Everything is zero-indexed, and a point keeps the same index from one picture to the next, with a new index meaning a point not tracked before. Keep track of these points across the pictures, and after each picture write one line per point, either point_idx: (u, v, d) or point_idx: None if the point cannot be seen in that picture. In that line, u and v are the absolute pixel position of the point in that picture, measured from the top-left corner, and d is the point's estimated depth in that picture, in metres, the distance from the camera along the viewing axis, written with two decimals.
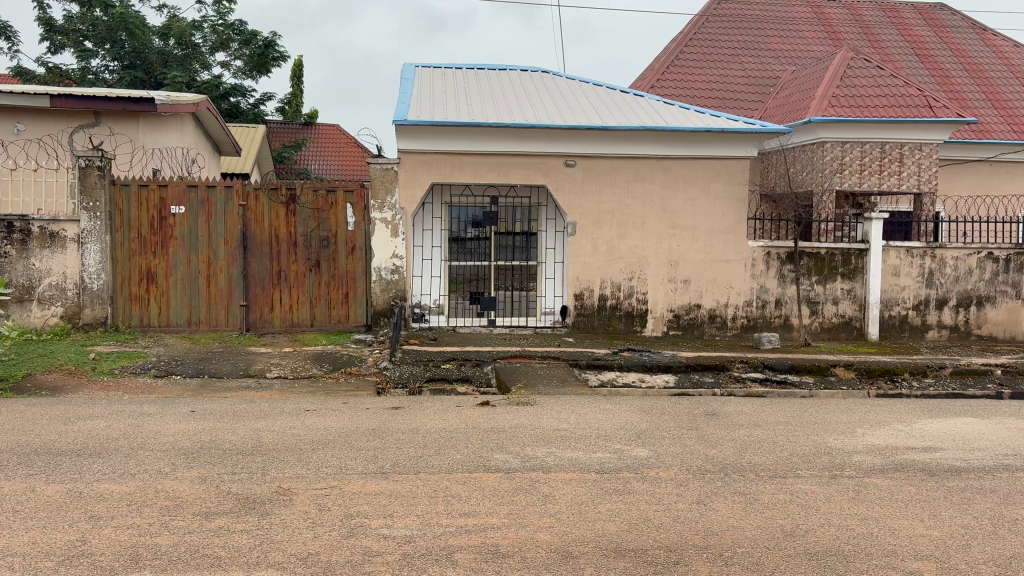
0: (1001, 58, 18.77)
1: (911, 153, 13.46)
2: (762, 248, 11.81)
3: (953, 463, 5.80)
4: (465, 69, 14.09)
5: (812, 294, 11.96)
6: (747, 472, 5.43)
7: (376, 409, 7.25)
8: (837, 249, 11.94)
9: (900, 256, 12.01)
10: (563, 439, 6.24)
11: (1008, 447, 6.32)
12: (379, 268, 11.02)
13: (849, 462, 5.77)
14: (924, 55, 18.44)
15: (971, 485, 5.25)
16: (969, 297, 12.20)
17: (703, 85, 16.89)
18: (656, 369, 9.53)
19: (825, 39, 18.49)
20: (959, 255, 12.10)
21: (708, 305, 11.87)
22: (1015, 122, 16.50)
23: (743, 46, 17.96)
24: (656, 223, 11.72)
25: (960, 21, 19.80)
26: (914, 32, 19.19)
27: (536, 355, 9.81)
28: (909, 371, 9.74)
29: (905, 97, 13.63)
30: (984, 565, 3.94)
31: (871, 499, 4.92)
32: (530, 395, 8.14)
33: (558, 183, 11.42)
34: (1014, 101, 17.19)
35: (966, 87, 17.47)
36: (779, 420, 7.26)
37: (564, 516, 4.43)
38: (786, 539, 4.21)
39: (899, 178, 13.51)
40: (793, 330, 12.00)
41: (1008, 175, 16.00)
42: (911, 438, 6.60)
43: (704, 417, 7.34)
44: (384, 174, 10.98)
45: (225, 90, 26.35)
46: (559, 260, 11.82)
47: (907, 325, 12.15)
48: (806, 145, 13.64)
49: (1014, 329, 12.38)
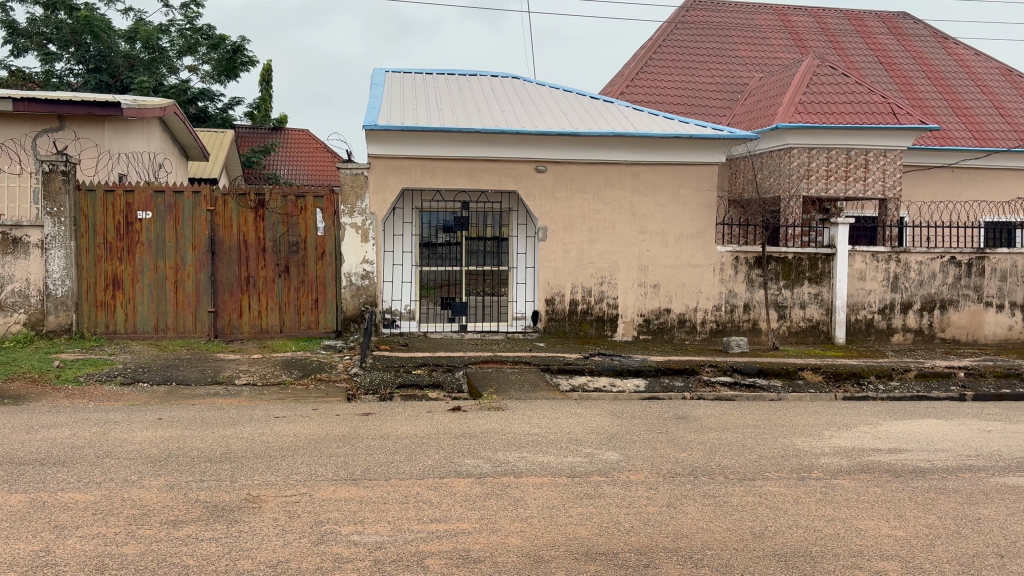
0: (962, 66, 19.13)
1: (876, 159, 13.69)
2: (731, 252, 11.94)
3: (918, 464, 5.89)
4: (435, 74, 14.07)
5: (779, 299, 12.09)
6: (717, 475, 5.49)
7: (347, 416, 7.20)
8: (805, 254, 12.08)
9: (866, 261, 12.19)
10: (535, 443, 6.25)
11: (971, 448, 6.43)
12: (350, 273, 10.99)
13: (817, 464, 5.85)
14: (888, 62, 18.76)
15: (936, 485, 5.34)
16: (933, 300, 12.42)
17: (673, 92, 17.03)
18: (626, 372, 9.59)
19: (792, 46, 18.74)
20: (923, 259, 12.31)
21: (678, 309, 11.95)
22: (976, 129, 16.83)
23: (710, 53, 18.15)
24: (626, 228, 11.78)
25: (923, 30, 20.18)
26: (877, 40, 19.52)
27: (507, 360, 9.81)
28: (874, 374, 9.90)
29: (869, 104, 13.87)
30: (949, 564, 4.01)
31: (838, 500, 4.98)
32: (501, 400, 8.13)
33: (529, 188, 11.45)
34: (975, 109, 17.54)
35: (929, 95, 17.81)
36: (747, 423, 7.34)
37: (535, 521, 4.44)
38: (755, 541, 4.25)
39: (865, 184, 13.69)
40: (762, 334, 12.12)
41: (969, 181, 16.31)
42: (876, 439, 6.70)
43: (674, 420, 7.40)
44: (354, 179, 10.94)
45: (193, 95, 26.15)
46: (531, 264, 11.82)
47: (873, 328, 12.31)
48: (773, 151, 13.83)
49: (977, 332, 12.60)
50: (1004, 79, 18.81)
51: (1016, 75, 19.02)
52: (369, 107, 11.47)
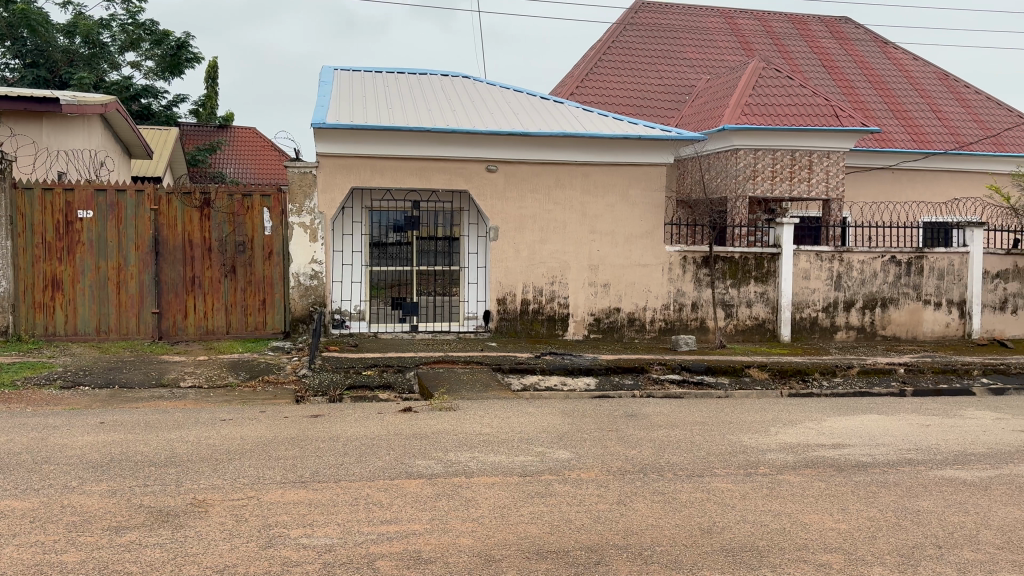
0: (902, 70, 19.64)
1: (819, 161, 13.95)
2: (680, 252, 12.08)
3: (860, 458, 6.04)
4: (384, 73, 13.97)
5: (726, 297, 12.27)
6: (666, 471, 5.55)
7: (296, 418, 7.10)
8: (751, 253, 12.29)
9: (810, 260, 12.44)
10: (486, 443, 6.25)
11: (910, 442, 6.61)
12: (298, 273, 10.83)
13: (763, 459, 5.95)
14: (830, 66, 19.17)
15: (877, 479, 5.48)
16: (874, 299, 12.73)
17: (622, 93, 17.18)
18: (577, 371, 9.64)
19: (739, 49, 19.03)
20: (865, 259, 12.62)
21: (628, 308, 12.06)
22: (915, 131, 17.29)
23: (659, 55, 18.34)
24: (576, 228, 11.85)
25: (864, 35, 20.66)
26: (820, 44, 19.94)
27: (459, 360, 9.79)
28: (818, 371, 10.11)
29: (813, 106, 14.17)
30: (889, 556, 4.11)
31: (784, 495, 5.08)
32: (452, 400, 8.12)
33: (480, 188, 11.44)
34: (913, 112, 18.03)
35: (870, 98, 18.25)
36: (695, 420, 7.44)
37: (486, 520, 4.44)
38: (704, 537, 4.31)
39: (808, 185, 13.97)
40: (709, 332, 12.30)
41: (908, 182, 16.76)
42: (820, 435, 6.85)
43: (624, 418, 7.46)
44: (302, 178, 10.81)
45: (136, 91, 25.57)
46: (481, 265, 11.83)
47: (817, 326, 12.58)
48: (720, 152, 14.02)
49: (916, 329, 12.94)
50: (941, 83, 19.35)
51: (952, 79, 19.57)
52: (317, 105, 11.34)
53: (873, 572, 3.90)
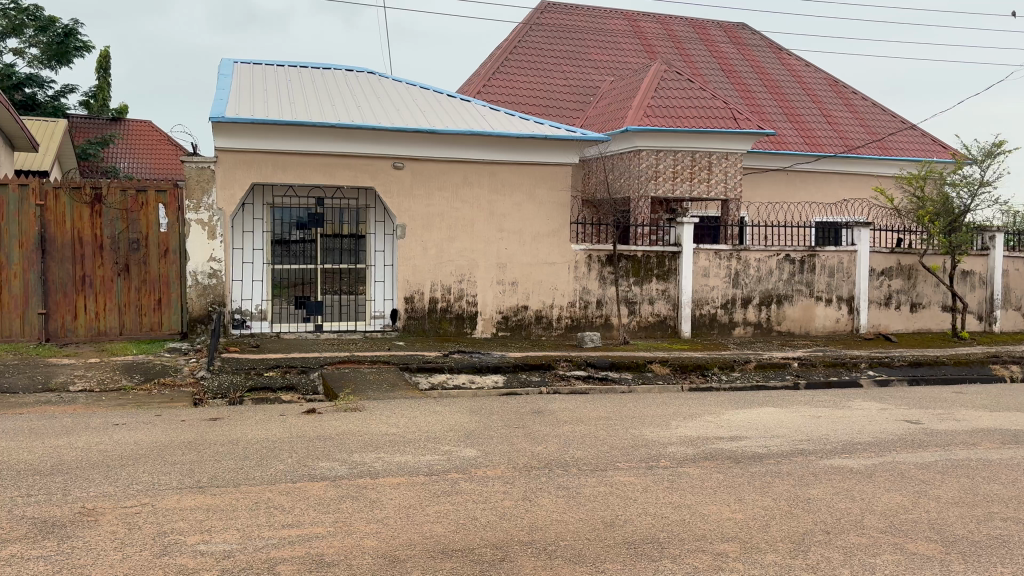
0: (795, 75, 20.44)
1: (718, 162, 14.39)
2: (585, 251, 12.26)
3: (756, 449, 6.26)
4: (287, 67, 13.68)
5: (630, 295, 12.52)
6: (571, 467, 5.63)
7: (193, 421, 6.88)
8: (653, 252, 12.57)
9: (710, 259, 12.82)
10: (392, 443, 6.20)
11: (803, 433, 6.89)
12: (196, 272, 10.49)
13: (664, 453, 6.10)
14: (729, 70, 19.79)
15: (771, 469, 5.69)
16: (769, 295, 13.21)
17: (528, 93, 17.31)
18: (485, 369, 9.66)
19: (642, 52, 19.44)
20: (760, 257, 13.08)
21: (535, 306, 12.16)
22: (807, 135, 18.03)
23: (565, 55, 18.56)
24: (484, 226, 11.87)
25: (760, 41, 21.41)
26: (719, 49, 20.56)
27: (365, 360, 9.67)
28: (717, 366, 10.43)
29: (711, 109, 14.60)
30: (782, 543, 4.28)
31: (684, 487, 5.22)
32: (357, 400, 8.02)
33: (386, 185, 11.32)
34: (806, 116, 18.79)
35: (765, 102, 18.93)
36: (600, 415, 7.57)
37: (391, 521, 4.40)
38: (606, 530, 4.39)
39: (708, 186, 14.37)
40: (614, 329, 12.51)
41: (802, 184, 17.47)
42: (718, 427, 7.07)
43: (530, 415, 7.52)
44: (200, 173, 10.47)
45: (19, 80, 24.27)
46: (388, 263, 11.70)
47: (716, 322, 12.97)
48: (623, 153, 14.33)
49: (808, 324, 13.49)
50: (831, 89, 20.22)
51: (841, 86, 20.47)
52: (216, 98, 11.02)
53: (766, 559, 4.05)
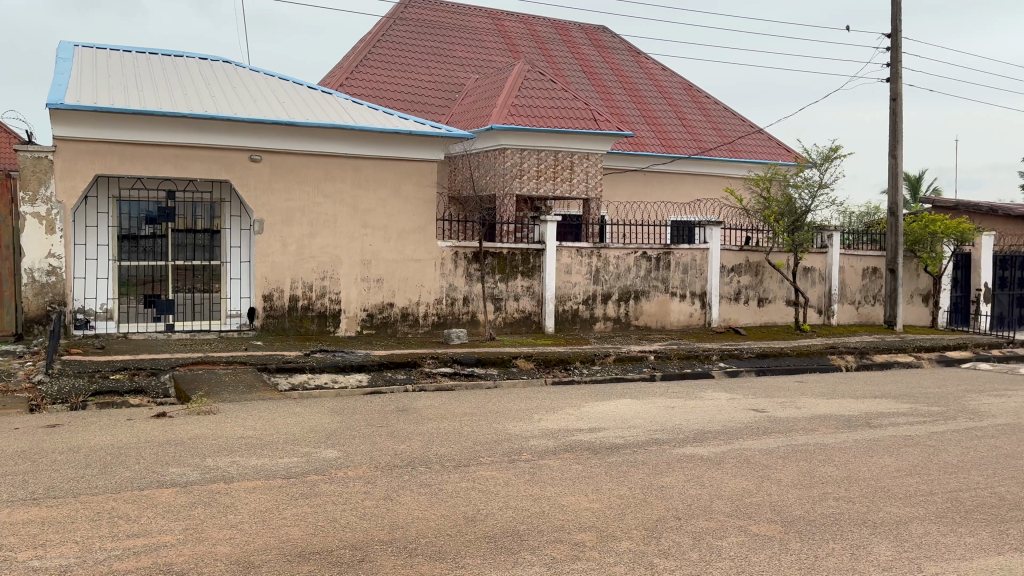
0: (652, 79, 21.19)
1: (580, 161, 14.74)
2: (450, 247, 12.26)
3: (613, 440, 6.46)
4: (134, 53, 12.98)
5: (495, 292, 12.63)
6: (433, 464, 5.62)
7: (28, 430, 6.42)
8: (518, 249, 12.74)
9: (572, 256, 13.12)
10: (248, 446, 6.00)
11: (658, 423, 7.17)
12: (32, 269, 9.90)
13: (526, 446, 6.20)
14: (589, 72, 20.29)
15: (628, 459, 5.89)
16: (629, 291, 13.65)
17: (392, 88, 17.15)
18: (348, 368, 9.50)
19: (506, 51, 19.62)
20: (620, 254, 13.50)
21: (400, 304, 12.07)
22: (664, 137, 18.74)
23: (429, 51, 18.49)
24: (346, 222, 11.67)
25: (619, 44, 22.05)
26: (580, 50, 21.03)
27: (221, 360, 9.31)
28: (580, 360, 10.68)
29: (573, 109, 14.94)
30: (636, 530, 4.44)
31: (544, 479, 5.32)
32: (211, 403, 7.71)
33: (242, 179, 10.94)
34: (662, 119, 19.52)
35: (624, 104, 19.53)
36: (463, 412, 7.60)
37: (246, 526, 4.26)
38: (467, 525, 4.42)
39: (571, 184, 14.70)
40: (479, 326, 12.58)
41: (659, 184, 18.16)
42: (579, 420, 7.25)
43: (394, 413, 7.47)
44: (36, 163, 9.86)
45: None
46: (245, 260, 11.30)
47: (578, 318, 13.28)
48: (488, 151, 14.44)
49: (665, 319, 14.04)
50: (686, 93, 21.08)
51: (695, 90, 21.39)
52: (55, 84, 10.34)
53: (621, 546, 4.19)
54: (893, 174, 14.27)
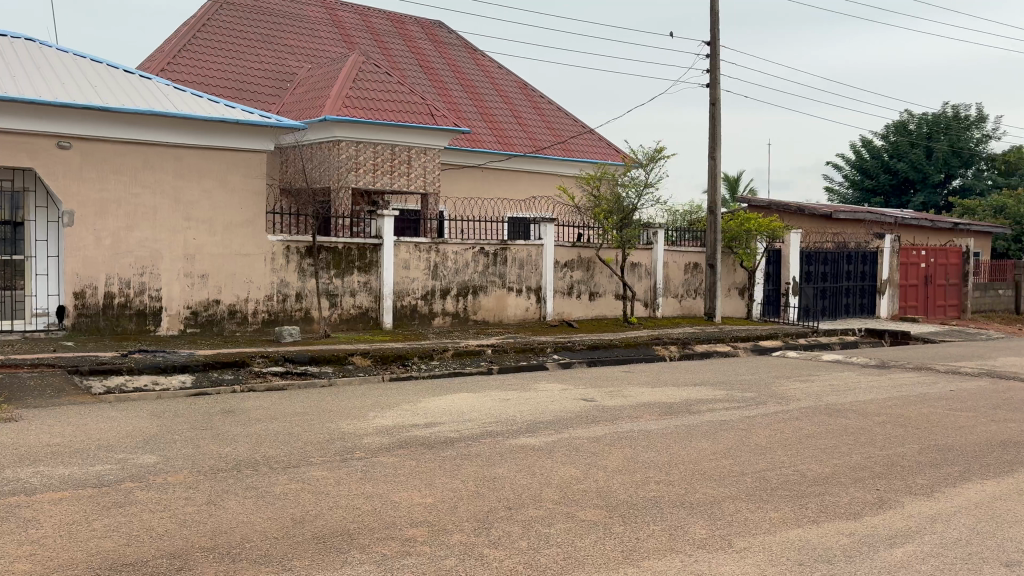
0: (488, 76, 21.42)
1: (417, 156, 14.69)
2: (282, 242, 11.89)
3: (448, 435, 6.49)
4: None
5: (330, 288, 12.36)
6: (260, 466, 5.44)
7: None
8: (354, 244, 12.53)
9: (409, 251, 13.04)
10: (55, 455, 5.57)
11: (492, 416, 7.27)
12: None
13: (360, 444, 6.11)
14: (426, 67, 20.24)
15: (462, 453, 5.93)
16: (466, 287, 13.74)
17: (219, 75, 16.41)
18: (171, 369, 9.01)
19: (340, 42, 19.23)
20: (457, 250, 13.57)
21: (228, 301, 11.57)
22: (500, 134, 18.99)
23: (259, 38, 17.82)
24: (168, 215, 11.08)
25: (455, 40, 22.13)
26: (417, 45, 20.94)
27: (25, 364, 8.58)
28: (416, 355, 10.65)
29: (409, 104, 14.86)
30: (467, 522, 4.48)
31: (377, 477, 5.27)
32: (14, 410, 7.10)
33: (50, 166, 10.14)
34: (498, 115, 19.78)
35: (461, 100, 19.63)
36: (296, 411, 7.40)
37: (50, 541, 3.96)
38: (295, 527, 4.31)
39: (407, 179, 14.61)
40: (314, 323, 12.26)
41: (495, 180, 18.41)
42: (414, 416, 7.23)
43: (221, 415, 7.16)
44: None
45: None
46: (52, 254, 10.52)
47: (415, 313, 13.23)
48: (322, 143, 14.11)
49: (501, 313, 14.23)
50: (521, 92, 21.45)
51: (530, 88, 21.81)
52: None
53: (452, 539, 4.22)
54: (712, 175, 15.14)
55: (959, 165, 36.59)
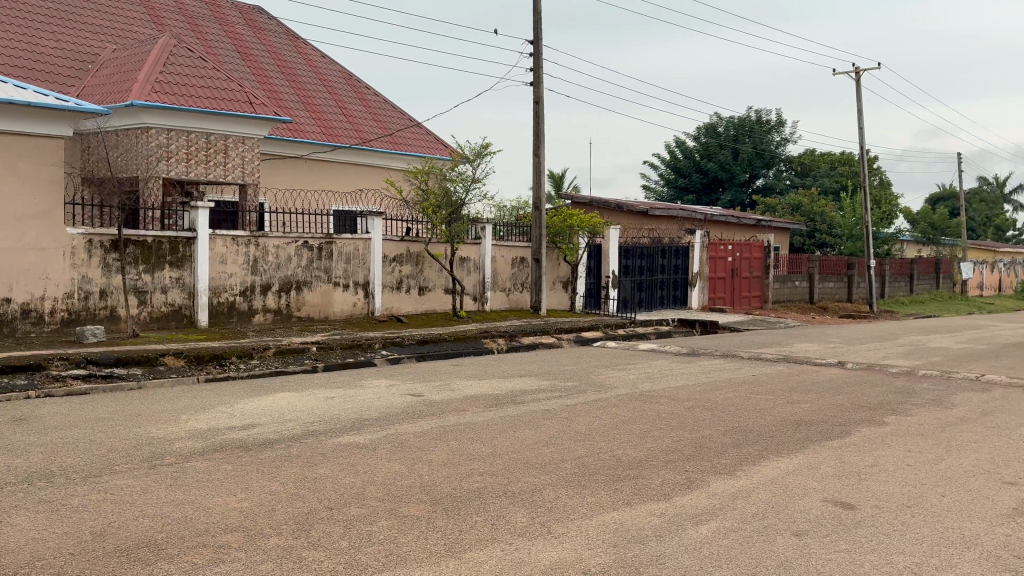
0: (311, 65, 20.85)
1: (235, 145, 14.09)
2: (83, 235, 11.05)
3: (267, 436, 6.26)
4: None
5: (139, 284, 11.61)
6: (55, 478, 5.02)
7: None
8: (165, 237, 11.84)
9: (227, 245, 12.49)
10: None
11: (314, 415, 7.08)
12: None
13: (170, 450, 5.78)
14: (244, 53, 19.42)
15: (281, 454, 5.74)
16: (289, 282, 13.32)
17: (8, 53, 15.00)
18: None
19: (150, 22, 18.08)
20: (279, 243, 13.14)
21: (21, 299, 10.61)
22: (323, 125, 18.55)
23: (55, 14, 16.44)
24: None
25: (276, 26, 21.38)
26: (234, 29, 20.05)
27: None
28: (235, 354, 10.21)
29: (224, 91, 14.23)
30: (286, 525, 4.34)
31: (187, 483, 5.00)
32: None
33: None
34: (322, 106, 19.30)
35: (282, 89, 19.00)
36: (99, 417, 6.90)
37: None
38: (94, 541, 4.01)
39: (225, 169, 13.97)
40: (121, 322, 11.48)
41: (319, 172, 17.98)
42: (231, 418, 6.92)
43: (11, 424, 6.55)
44: None
45: None
46: None
47: (235, 310, 12.69)
48: (129, 129, 13.23)
49: (327, 309, 13.92)
50: (346, 82, 21.02)
51: (355, 80, 21.43)
52: None
53: (268, 543, 4.07)
54: (537, 171, 15.49)
55: (762, 166, 39.56)
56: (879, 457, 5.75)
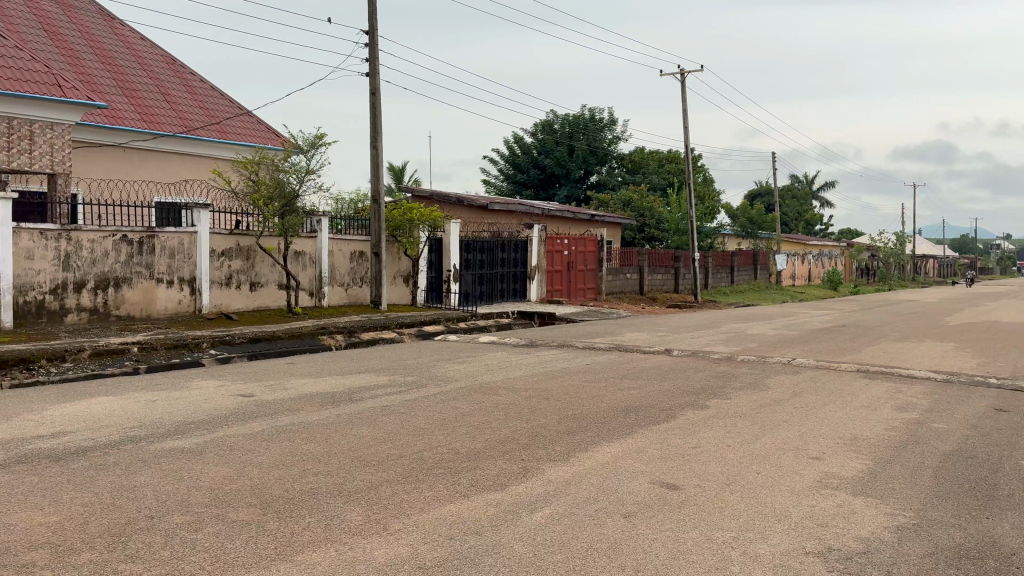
0: (129, 48, 19.59)
1: (42, 131, 13.02)
2: None
3: (80, 444, 5.83)
4: None
5: None
6: None
7: None
8: None
9: (34, 239, 11.55)
10: None
11: (135, 420, 6.67)
12: None
13: None
14: (53, 32, 17.98)
15: (96, 463, 5.36)
16: (106, 279, 12.48)
17: None
18: None
19: None
20: (94, 237, 12.29)
21: None
22: (144, 112, 17.50)
23: None
24: None
25: (88, 5, 19.93)
26: (41, 6, 18.52)
27: None
28: (46, 358, 9.44)
29: (28, 72, 13.12)
30: (100, 538, 4.05)
31: None
32: None
33: None
34: (142, 92, 18.20)
35: (97, 73, 17.75)
36: None
37: None
38: None
39: (31, 157, 12.89)
40: None
41: (140, 162, 16.97)
42: (38, 426, 6.40)
43: None
44: None
45: None
46: None
47: (44, 310, 11.76)
48: None
49: (150, 307, 13.16)
50: (169, 67, 19.89)
51: (178, 65, 20.34)
52: None
53: (80, 559, 3.79)
54: (374, 164, 15.27)
55: (595, 162, 40.56)
56: (702, 439, 6.07)
